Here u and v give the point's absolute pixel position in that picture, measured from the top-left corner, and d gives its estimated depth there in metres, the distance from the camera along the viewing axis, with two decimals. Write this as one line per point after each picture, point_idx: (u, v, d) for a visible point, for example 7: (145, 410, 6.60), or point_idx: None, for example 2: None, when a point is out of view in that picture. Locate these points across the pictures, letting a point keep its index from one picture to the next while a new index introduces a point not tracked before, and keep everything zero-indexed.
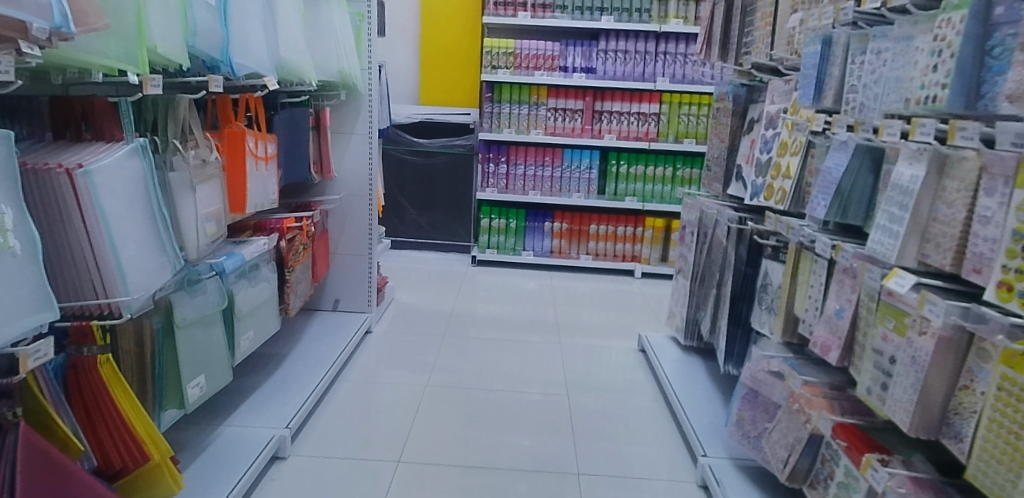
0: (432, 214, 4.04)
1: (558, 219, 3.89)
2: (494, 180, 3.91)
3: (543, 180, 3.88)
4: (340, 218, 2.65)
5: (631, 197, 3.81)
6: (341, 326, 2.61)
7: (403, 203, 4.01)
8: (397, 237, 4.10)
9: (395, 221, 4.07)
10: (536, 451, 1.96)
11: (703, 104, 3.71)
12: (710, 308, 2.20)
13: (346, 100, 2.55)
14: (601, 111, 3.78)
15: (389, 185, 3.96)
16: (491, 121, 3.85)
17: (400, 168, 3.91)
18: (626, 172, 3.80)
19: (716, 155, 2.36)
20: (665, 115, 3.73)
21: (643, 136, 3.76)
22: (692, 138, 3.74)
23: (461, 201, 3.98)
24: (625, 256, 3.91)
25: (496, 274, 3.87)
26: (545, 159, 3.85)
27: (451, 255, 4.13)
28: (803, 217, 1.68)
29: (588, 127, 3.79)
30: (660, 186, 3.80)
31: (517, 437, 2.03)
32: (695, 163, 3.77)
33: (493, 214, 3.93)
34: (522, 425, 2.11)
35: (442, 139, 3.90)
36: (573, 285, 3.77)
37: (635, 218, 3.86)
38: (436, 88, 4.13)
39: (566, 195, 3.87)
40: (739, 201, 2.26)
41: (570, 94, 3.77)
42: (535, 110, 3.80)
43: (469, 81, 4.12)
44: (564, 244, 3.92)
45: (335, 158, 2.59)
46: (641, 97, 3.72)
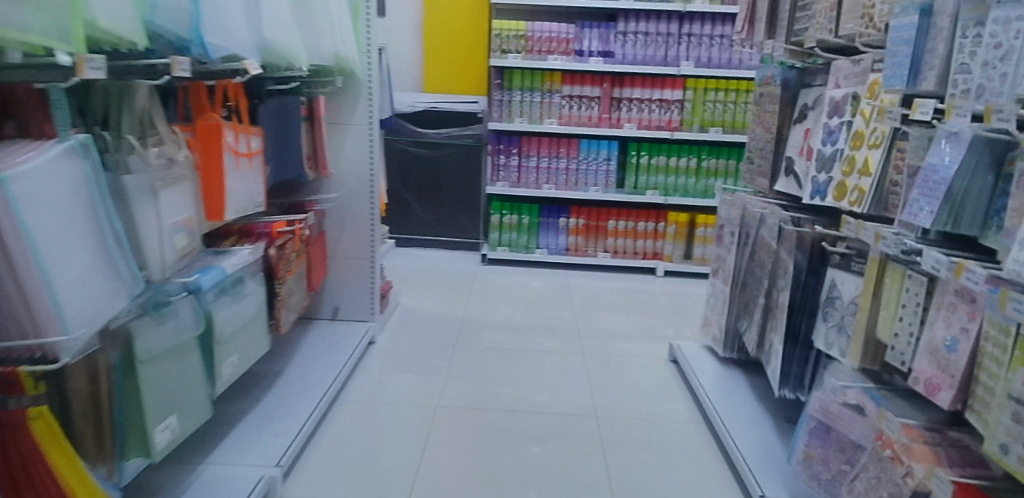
0: (439, 210, 3.80)
1: (575, 214, 3.64)
2: (505, 173, 3.67)
3: (558, 173, 3.63)
4: (339, 218, 2.40)
5: (652, 191, 3.55)
6: (342, 337, 2.38)
7: (409, 199, 3.78)
8: (402, 235, 3.87)
9: (400, 218, 3.83)
10: (551, 459, 1.83)
11: (731, 89, 3.43)
12: (757, 319, 1.96)
13: (343, 87, 2.30)
14: (619, 98, 3.51)
15: (393, 179, 3.73)
16: (502, 110, 3.58)
17: (404, 162, 3.69)
18: (647, 164, 3.54)
19: (760, 146, 2.11)
20: (689, 102, 3.46)
21: (665, 125, 3.50)
22: (719, 126, 3.47)
23: (470, 195, 3.74)
24: (646, 253, 3.66)
25: (509, 273, 3.63)
26: (559, 150, 3.59)
27: (460, 253, 3.89)
28: (881, 222, 1.43)
29: (606, 116, 3.53)
30: (684, 178, 3.54)
31: (525, 444, 1.90)
32: (722, 153, 3.50)
33: (504, 210, 3.67)
34: (532, 430, 1.98)
35: (448, 130, 3.67)
36: (592, 285, 3.52)
37: (657, 213, 3.61)
38: (442, 75, 3.87)
39: (582, 189, 3.62)
40: (789, 198, 2.01)
41: (587, 80, 3.50)
42: (549, 98, 3.54)
43: (478, 67, 3.86)
44: (581, 242, 3.67)
45: (332, 151, 2.34)
46: (663, 83, 3.45)
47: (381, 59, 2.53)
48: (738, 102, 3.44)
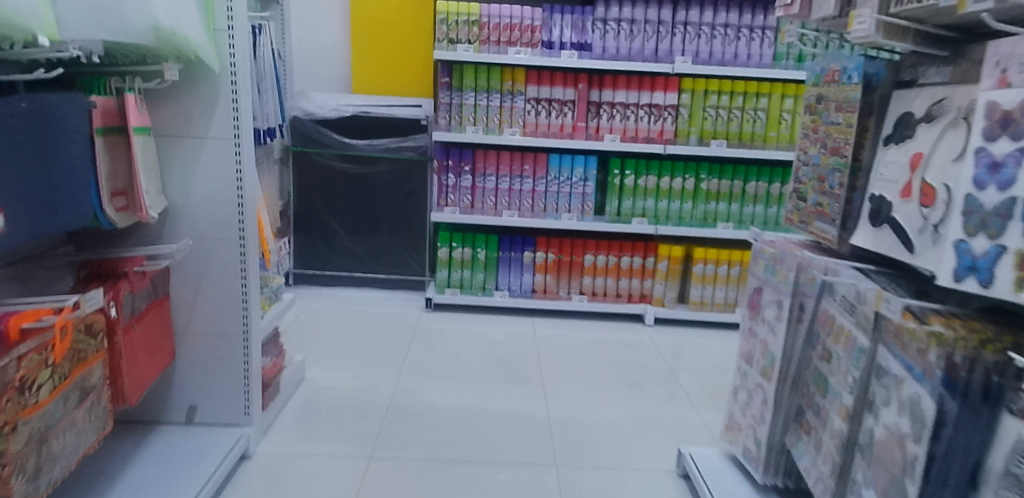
0: (373, 240, 3.08)
1: (543, 248, 2.89)
2: (455, 196, 2.92)
3: (522, 196, 2.89)
4: (194, 277, 1.62)
5: (639, 218, 2.82)
6: (193, 454, 1.58)
7: (334, 226, 3.08)
8: (326, 272, 3.15)
9: (324, 250, 3.12)
10: None
11: (737, 92, 2.72)
12: (831, 450, 1.24)
13: (191, 82, 1.52)
14: (598, 103, 2.79)
15: (315, 201, 3.05)
16: (451, 117, 2.84)
17: (329, 178, 3.02)
18: (633, 186, 2.81)
19: (819, 175, 1.43)
20: (685, 108, 2.75)
21: (655, 137, 2.77)
22: (722, 138, 2.75)
23: (410, 221, 3.05)
24: (631, 296, 2.93)
25: (460, 322, 2.89)
26: (523, 167, 2.86)
27: (400, 296, 3.13)
28: None
29: (581, 125, 2.80)
30: (678, 203, 2.82)
31: None
32: (726, 173, 2.79)
33: (453, 242, 2.91)
34: None
35: (383, 141, 2.95)
36: (565, 337, 2.80)
37: (645, 246, 2.89)
38: (377, 72, 3.17)
39: (552, 216, 2.89)
40: (880, 263, 1.32)
41: (558, 79, 2.76)
42: (510, 101, 2.80)
43: (421, 63, 3.15)
44: (550, 282, 2.92)
45: (180, 178, 1.57)
46: (653, 84, 2.73)
47: (265, 44, 1.76)
48: (745, 108, 2.74)
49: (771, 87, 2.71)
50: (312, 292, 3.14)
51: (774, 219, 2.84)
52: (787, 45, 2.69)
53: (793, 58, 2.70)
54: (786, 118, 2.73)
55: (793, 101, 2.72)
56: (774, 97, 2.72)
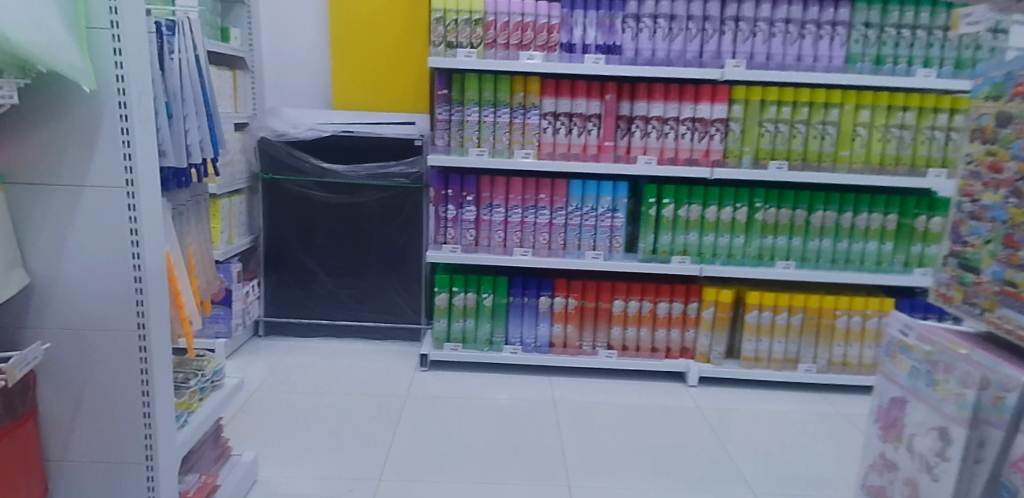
0: (356, 282, 2.80)
1: (562, 292, 2.42)
2: (456, 231, 2.43)
3: (537, 231, 2.40)
4: (74, 382, 1.13)
5: (679, 255, 2.34)
6: None
7: (313, 266, 2.81)
8: (306, 319, 2.87)
9: (300, 295, 2.85)
10: None
11: (800, 102, 2.21)
12: None
13: (60, 104, 1.03)
14: (630, 117, 2.29)
15: (289, 236, 2.80)
16: (450, 136, 2.37)
17: (306, 208, 2.76)
18: (671, 217, 2.33)
19: (1010, 240, 0.91)
20: (737, 122, 2.25)
21: (700, 158, 2.28)
22: (782, 159, 2.25)
23: (399, 260, 2.77)
24: (670, 350, 2.45)
25: (465, 385, 2.44)
26: (539, 196, 2.37)
27: (391, 359, 2.70)
28: None
29: (609, 144, 2.31)
30: (727, 237, 2.34)
31: None
32: (786, 200, 2.29)
33: (454, 287, 2.43)
34: None
35: (368, 165, 2.67)
36: (591, 403, 2.32)
37: (686, 290, 2.40)
38: (363, 84, 2.80)
39: (574, 254, 2.41)
40: None
41: (580, 89, 2.27)
42: (523, 116, 2.31)
43: (413, 73, 2.79)
44: (573, 334, 2.46)
45: (47, 245, 1.08)
46: (697, 94, 2.24)
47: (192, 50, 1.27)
48: (811, 121, 2.22)
49: (843, 95, 2.20)
50: (298, 353, 2.77)
51: (844, 256, 2.33)
52: (861, 44, 2.19)
53: (870, 60, 2.20)
54: (861, 134, 2.22)
55: (871, 112, 2.20)
56: (846, 108, 2.20)
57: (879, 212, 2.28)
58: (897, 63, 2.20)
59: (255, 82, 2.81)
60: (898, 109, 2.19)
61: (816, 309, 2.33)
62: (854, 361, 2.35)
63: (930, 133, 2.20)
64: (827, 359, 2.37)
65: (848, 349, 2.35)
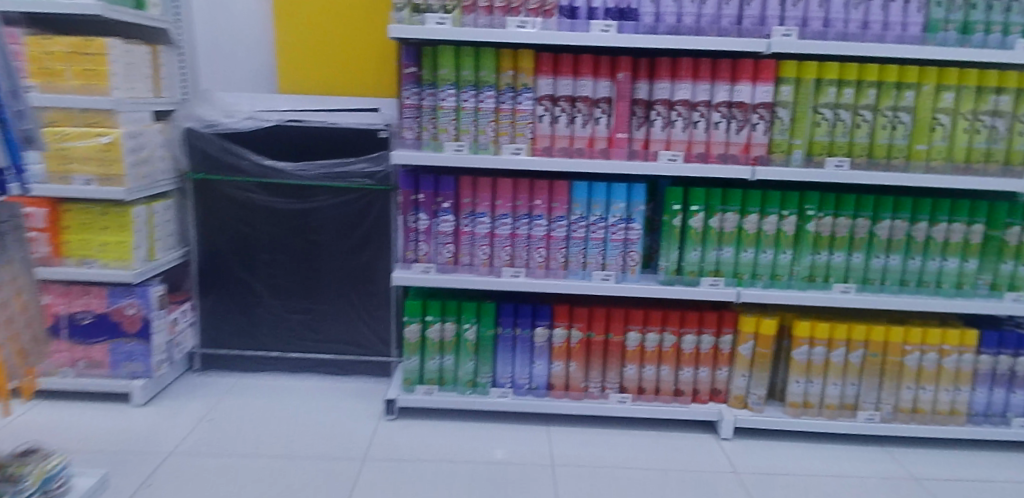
0: (314, 306, 2.33)
1: (563, 322, 1.98)
2: (430, 247, 1.97)
3: (531, 245, 1.94)
4: None
5: (709, 277, 1.89)
6: None
7: (257, 288, 2.33)
8: (254, 351, 2.40)
9: (241, 322, 2.38)
10: None
11: (866, 83, 1.73)
12: None
13: None
14: (649, 102, 1.82)
15: (229, 252, 2.31)
16: (421, 127, 1.87)
17: (247, 216, 2.26)
18: (701, 229, 1.87)
19: None
20: (785, 108, 1.76)
21: (738, 154, 1.79)
22: (842, 154, 1.77)
23: (363, 279, 2.29)
24: (698, 394, 2.02)
25: (441, 440, 1.96)
26: (534, 202, 1.90)
27: (355, 403, 2.23)
28: None
29: (622, 136, 1.82)
30: (771, 253, 1.88)
31: None
32: (846, 207, 1.83)
33: (429, 315, 1.99)
34: None
35: (322, 163, 2.18)
36: (597, 463, 1.85)
37: (718, 319, 1.96)
38: (317, 63, 2.29)
39: (578, 275, 1.94)
40: None
41: (584, 65, 1.79)
42: (514, 100, 1.83)
43: (375, 49, 2.28)
44: (576, 374, 2.01)
45: None
46: (735, 73, 1.76)
47: None
48: (879, 107, 1.74)
49: (919, 73, 1.72)
50: (241, 397, 2.28)
51: (915, 277, 1.87)
52: (944, 8, 1.69)
53: (955, 28, 1.69)
54: (942, 124, 1.73)
55: (955, 95, 1.72)
56: (924, 89, 1.72)
57: (961, 222, 1.82)
58: (989, 32, 1.70)
59: (184, 59, 2.29)
60: (990, 91, 1.71)
61: (881, 344, 1.90)
62: (926, 408, 1.93)
63: None
64: (893, 405, 1.94)
65: (918, 393, 1.93)
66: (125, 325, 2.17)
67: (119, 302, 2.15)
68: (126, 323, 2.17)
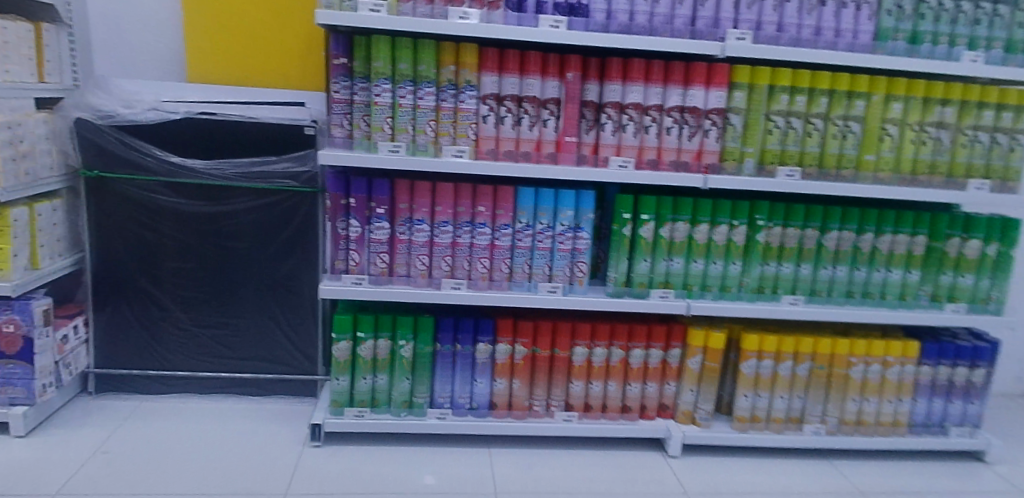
0: (230, 320, 2.11)
1: (507, 337, 1.85)
2: (362, 256, 1.79)
3: (473, 255, 1.80)
4: None
5: (659, 288, 1.81)
6: None
7: (163, 300, 2.08)
8: (160, 371, 2.15)
9: (144, 339, 2.12)
10: None
11: (817, 91, 1.69)
12: None
13: None
14: (599, 104, 1.71)
15: (130, 260, 2.05)
16: (352, 124, 1.70)
17: (151, 220, 2.01)
18: (652, 239, 1.78)
19: None
20: (737, 114, 1.69)
21: (690, 161, 1.72)
22: (792, 164, 1.73)
23: (285, 289, 2.08)
24: (645, 409, 1.94)
25: (374, 467, 1.80)
26: (476, 209, 1.76)
27: (277, 427, 2.04)
28: None
29: (570, 140, 1.71)
30: (721, 265, 1.81)
31: None
32: (795, 218, 1.79)
33: (360, 332, 1.82)
34: None
35: (239, 161, 1.96)
36: (543, 487, 1.74)
37: (667, 333, 1.89)
38: (234, 51, 2.07)
39: (523, 287, 1.82)
40: None
41: (531, 63, 1.66)
42: (456, 98, 1.69)
43: (299, 38, 2.08)
44: (520, 392, 1.89)
45: None
46: (688, 76, 1.68)
47: None
48: (831, 116, 1.71)
49: (869, 82, 1.70)
50: (144, 423, 2.03)
51: (861, 288, 1.86)
52: (894, 17, 1.67)
53: (904, 38, 1.68)
54: (890, 134, 1.72)
55: (903, 106, 1.71)
56: (874, 99, 1.70)
57: (906, 234, 1.82)
58: (936, 43, 1.69)
59: (76, 42, 2.01)
60: (936, 103, 1.71)
61: (827, 356, 1.89)
62: (870, 419, 1.94)
63: (973, 134, 1.73)
64: (838, 417, 1.94)
65: (862, 405, 1.93)
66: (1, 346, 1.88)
67: None
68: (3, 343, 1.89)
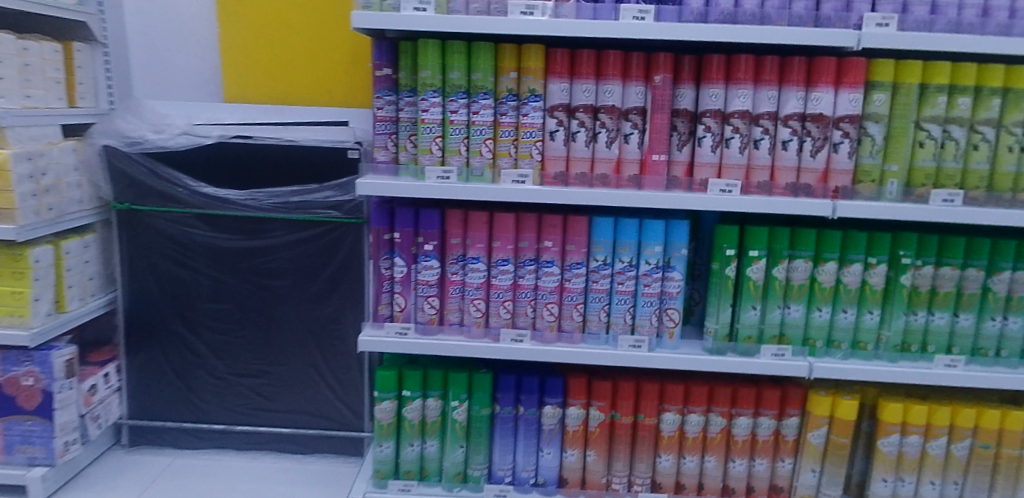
0: (267, 368, 1.87)
1: (580, 400, 1.53)
2: (408, 301, 1.52)
3: (538, 300, 1.49)
4: None
5: (772, 344, 1.44)
6: None
7: (196, 345, 1.86)
8: (196, 423, 1.93)
9: (177, 389, 1.91)
10: None
11: (986, 90, 1.30)
12: None
13: None
14: (695, 114, 1.38)
15: (162, 301, 1.84)
16: (397, 145, 1.44)
17: (183, 256, 1.80)
18: (762, 281, 1.42)
19: None
20: (876, 122, 1.32)
21: (814, 184, 1.35)
22: (951, 186, 1.33)
23: (328, 334, 1.82)
24: (753, 492, 1.54)
25: None
26: (543, 245, 1.46)
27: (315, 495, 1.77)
28: None
29: (658, 159, 1.39)
30: (852, 314, 1.42)
31: None
32: (952, 255, 1.38)
33: (406, 391, 1.55)
34: None
35: (276, 190, 1.73)
36: None
37: (782, 398, 1.50)
38: (275, 68, 1.87)
39: (598, 338, 1.50)
40: None
41: (611, 65, 1.36)
42: (518, 111, 1.40)
43: (344, 50, 1.85)
44: (596, 465, 1.55)
45: None
46: (811, 74, 1.32)
47: None
48: (1004, 122, 1.31)
49: None
50: (172, 486, 1.81)
51: None
52: None
53: None
54: None
55: None
56: None
57: None
58: None
59: (113, 62, 1.86)
60: None
61: (993, 432, 1.44)
62: None
63: None
64: None
65: None
66: (21, 400, 1.70)
67: (14, 370, 1.69)
68: (23, 397, 1.70)
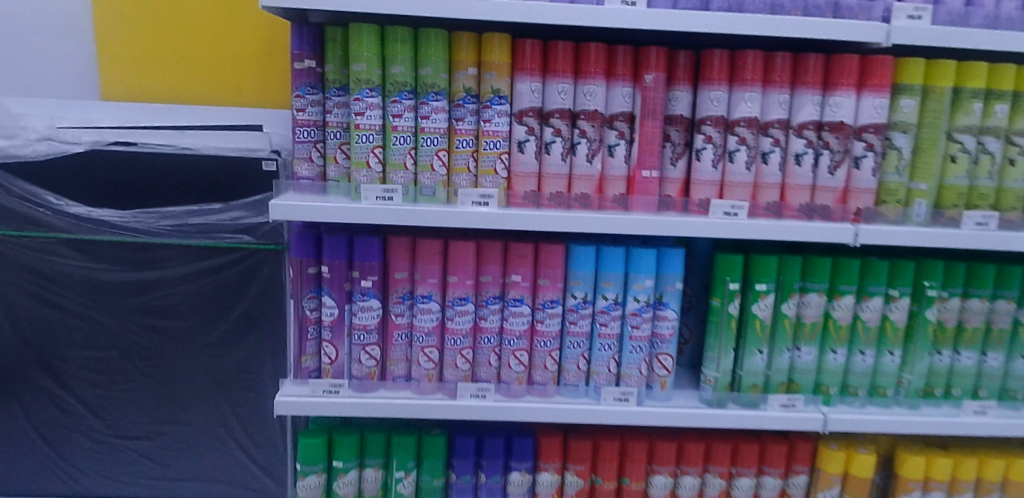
0: (164, 428, 1.51)
1: (554, 463, 1.27)
2: (340, 351, 1.21)
3: (503, 346, 1.22)
4: None
5: (781, 393, 1.22)
6: None
7: (68, 404, 1.48)
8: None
9: (44, 457, 1.52)
10: None
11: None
12: None
13: None
14: (692, 121, 1.15)
15: (20, 349, 1.45)
16: (325, 156, 1.15)
17: (49, 292, 1.42)
18: (771, 320, 1.20)
19: None
20: (904, 133, 1.12)
21: (832, 205, 1.14)
22: (984, 207, 1.15)
23: (241, 385, 1.49)
24: None
25: None
26: (509, 279, 1.19)
27: None
28: None
29: (649, 176, 1.14)
30: (871, 356, 1.22)
31: None
32: (980, 285, 1.20)
33: (338, 462, 1.24)
34: None
35: (170, 210, 1.38)
36: None
37: (788, 453, 1.28)
38: (170, 60, 1.52)
39: (576, 392, 1.23)
40: None
41: (592, 61, 1.10)
42: (478, 115, 1.12)
43: (257, 39, 1.52)
44: None
45: None
46: (829, 76, 1.11)
47: None
48: None
49: None
50: None
51: None
52: None
53: None
54: None
55: None
56: None
57: None
58: None
59: None
60: None
61: None
62: None
63: None
64: None
65: None
66: None
67: None
68: None
